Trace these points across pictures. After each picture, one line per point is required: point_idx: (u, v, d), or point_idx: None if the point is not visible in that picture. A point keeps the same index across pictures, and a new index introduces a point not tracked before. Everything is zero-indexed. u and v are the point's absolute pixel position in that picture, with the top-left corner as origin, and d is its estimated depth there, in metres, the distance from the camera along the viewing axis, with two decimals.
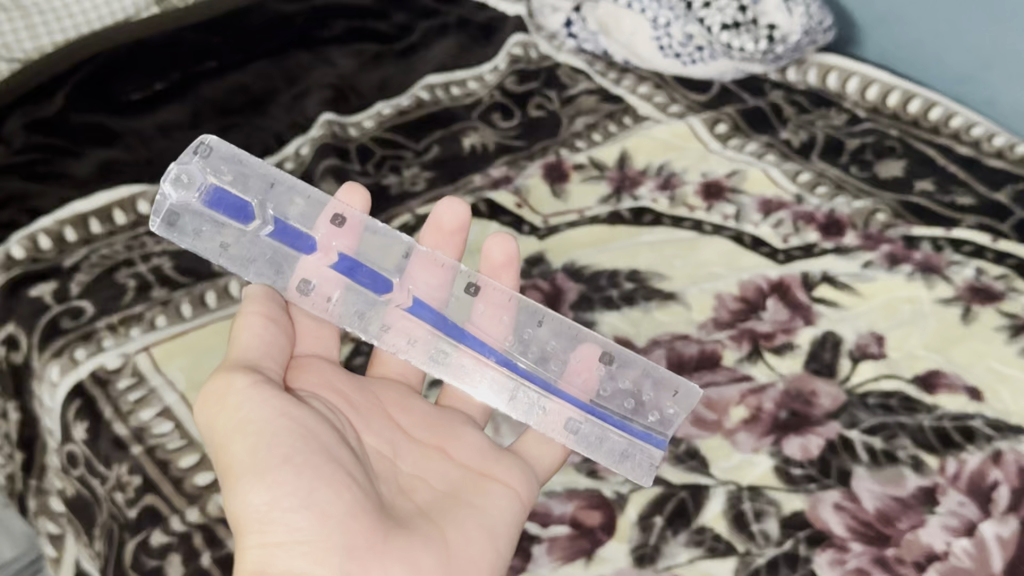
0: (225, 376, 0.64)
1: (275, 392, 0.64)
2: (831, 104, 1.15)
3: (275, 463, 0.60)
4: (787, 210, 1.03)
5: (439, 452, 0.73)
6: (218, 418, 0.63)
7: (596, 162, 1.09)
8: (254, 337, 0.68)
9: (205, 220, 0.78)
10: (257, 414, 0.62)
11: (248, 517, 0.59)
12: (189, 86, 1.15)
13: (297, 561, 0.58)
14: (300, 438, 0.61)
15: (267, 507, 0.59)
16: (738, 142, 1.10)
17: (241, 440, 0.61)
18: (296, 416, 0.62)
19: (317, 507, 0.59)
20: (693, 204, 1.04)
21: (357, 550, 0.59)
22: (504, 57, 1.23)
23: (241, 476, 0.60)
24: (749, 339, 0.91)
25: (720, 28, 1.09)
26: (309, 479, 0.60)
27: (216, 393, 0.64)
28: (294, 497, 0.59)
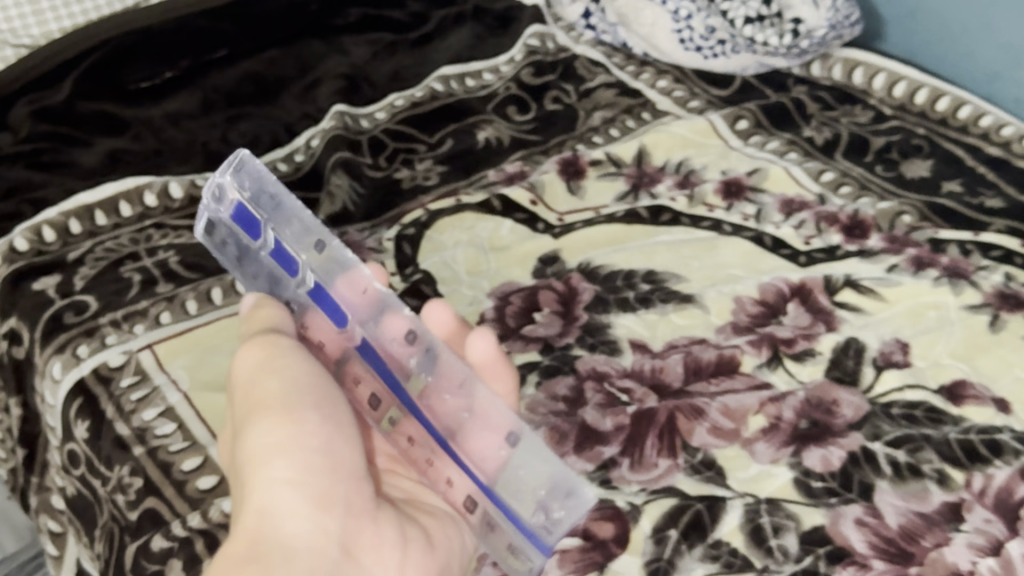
0: (268, 325, 0.58)
1: (309, 355, 0.58)
2: (856, 101, 1.11)
3: (304, 402, 0.55)
4: (810, 211, 1.00)
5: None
6: (240, 354, 0.56)
7: (614, 157, 1.07)
8: (279, 310, 0.60)
9: None
10: (298, 364, 0.56)
11: (255, 450, 0.53)
12: (200, 76, 1.13)
13: (295, 502, 0.53)
14: (330, 402, 0.56)
15: (283, 446, 0.53)
16: (760, 139, 1.08)
17: (274, 379, 0.55)
18: (332, 383, 0.58)
19: (335, 457, 0.55)
20: (712, 203, 1.02)
21: (353, 510, 0.55)
22: (521, 49, 1.20)
23: (259, 411, 0.54)
24: (769, 344, 0.88)
25: (743, 21, 1.05)
26: (333, 433, 0.55)
27: (260, 336, 0.57)
28: (314, 442, 0.54)
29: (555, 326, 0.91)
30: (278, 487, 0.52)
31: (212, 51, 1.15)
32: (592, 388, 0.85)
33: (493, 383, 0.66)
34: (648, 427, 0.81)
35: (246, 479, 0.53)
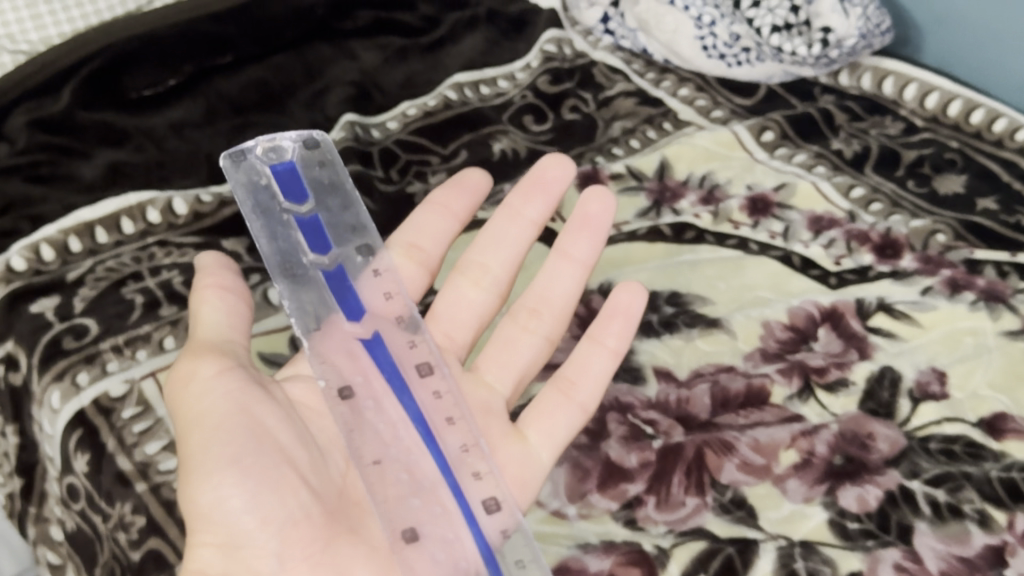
0: (191, 358, 0.67)
1: (247, 387, 0.67)
2: (886, 112, 1.07)
3: (226, 460, 0.63)
4: (839, 228, 0.96)
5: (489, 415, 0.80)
6: (181, 403, 0.66)
7: (634, 171, 1.03)
8: (213, 321, 0.70)
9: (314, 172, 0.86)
10: (216, 404, 0.65)
11: (194, 514, 0.62)
12: (204, 83, 1.09)
13: (234, 562, 0.61)
14: (263, 436, 0.65)
15: (215, 503, 0.61)
16: (787, 152, 1.04)
17: (201, 433, 0.64)
18: (254, 415, 0.66)
19: (262, 512, 0.62)
20: (738, 220, 0.98)
21: (291, 555, 0.62)
22: (537, 54, 1.16)
23: (194, 472, 0.63)
24: (800, 373, 0.84)
25: (770, 30, 1.01)
26: (255, 481, 0.62)
27: (180, 375, 0.67)
28: (240, 497, 0.62)
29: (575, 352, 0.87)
30: (213, 549, 0.62)
31: (215, 57, 1.11)
32: (615, 420, 0.82)
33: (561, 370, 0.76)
34: (675, 463, 0.78)
35: (192, 544, 0.62)
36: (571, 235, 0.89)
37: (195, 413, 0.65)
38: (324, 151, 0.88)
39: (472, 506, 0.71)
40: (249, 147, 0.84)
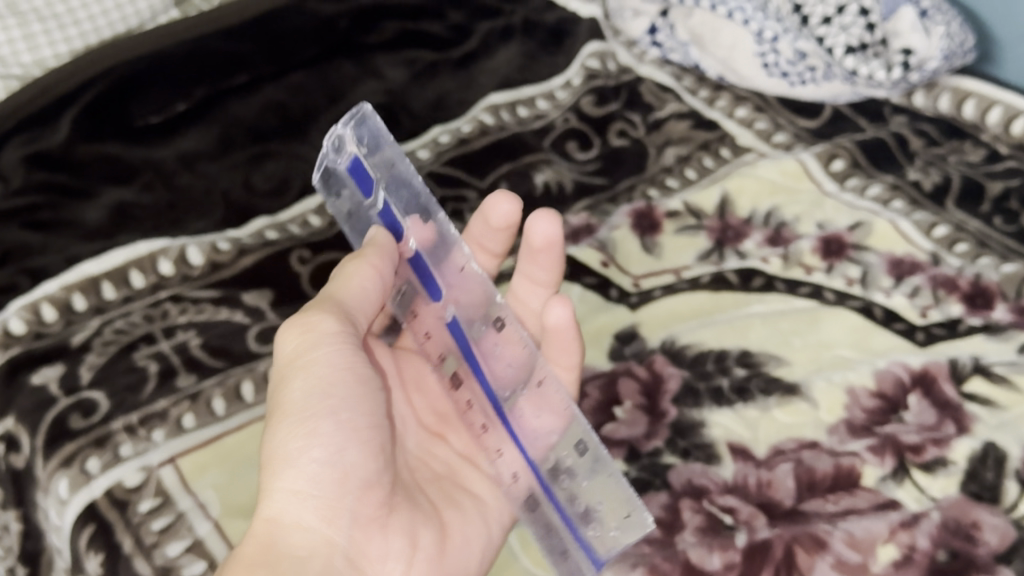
0: (313, 305, 0.60)
1: (354, 350, 0.60)
2: (965, 136, 0.98)
3: (322, 412, 0.57)
4: (922, 273, 0.88)
5: (441, 440, 0.72)
6: (292, 351, 0.59)
7: (693, 208, 0.93)
8: (361, 285, 0.62)
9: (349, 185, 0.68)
10: (327, 359, 0.58)
11: (276, 455, 0.56)
12: (217, 105, 0.99)
13: (309, 515, 0.56)
14: (361, 397, 0.59)
15: (299, 455, 0.56)
16: (859, 183, 0.95)
17: (304, 382, 0.57)
18: (360, 375, 0.59)
19: (344, 468, 0.57)
20: (810, 264, 0.89)
21: (362, 520, 0.58)
22: (578, 70, 1.06)
23: (286, 416, 0.57)
24: (893, 451, 0.75)
25: (843, 52, 0.92)
26: (344, 442, 0.57)
27: (302, 319, 0.59)
28: (325, 455, 0.56)
29: (640, 425, 0.78)
30: (293, 498, 0.56)
31: (230, 77, 1.00)
32: (690, 507, 0.73)
33: (561, 354, 0.68)
34: (762, 563, 0.68)
35: (268, 486, 0.56)
36: (527, 260, 0.71)
37: (301, 357, 0.58)
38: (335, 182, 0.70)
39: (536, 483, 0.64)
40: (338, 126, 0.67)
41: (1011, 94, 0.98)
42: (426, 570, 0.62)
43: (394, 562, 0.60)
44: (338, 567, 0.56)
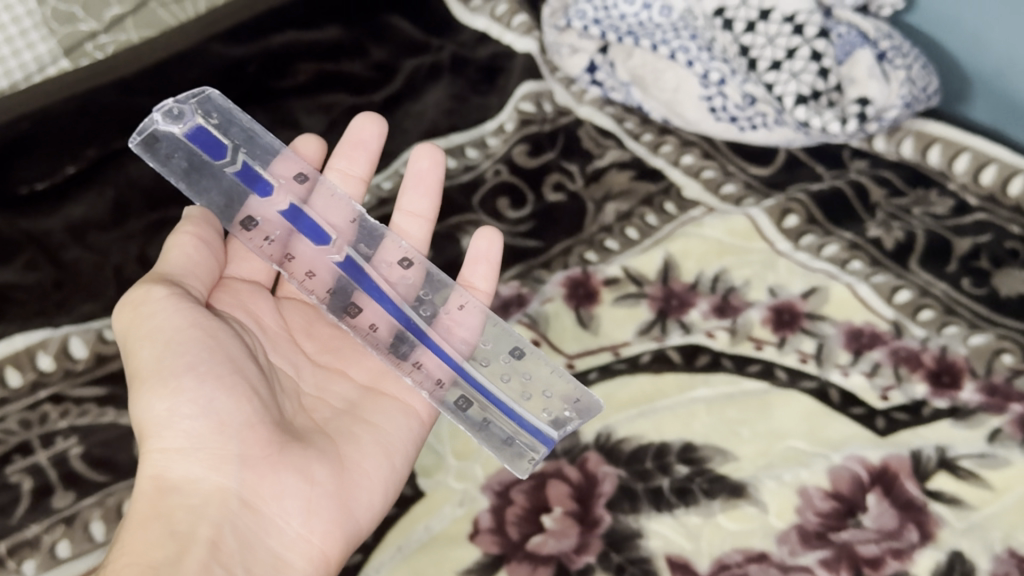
0: (143, 283, 0.59)
1: (195, 306, 0.59)
2: (931, 184, 0.90)
3: (179, 368, 0.56)
4: (883, 346, 0.80)
5: (341, 376, 0.67)
6: (129, 327, 0.58)
7: (633, 273, 0.85)
8: (181, 257, 0.62)
9: (178, 149, 0.74)
10: (164, 320, 0.57)
11: (148, 424, 0.56)
12: (111, 165, 0.90)
13: (193, 468, 0.56)
14: (208, 352, 0.57)
15: (168, 415, 0.55)
16: (815, 241, 0.87)
17: (149, 350, 0.57)
18: (206, 325, 0.58)
19: (215, 416, 0.56)
20: (760, 337, 0.81)
21: (251, 460, 0.56)
22: (511, 114, 0.97)
23: (144, 381, 0.56)
24: (849, 564, 0.68)
25: (794, 100, 0.83)
26: (209, 391, 0.56)
27: (131, 299, 0.59)
28: (190, 410, 0.55)
29: (570, 536, 0.70)
30: (174, 456, 0.56)
31: (126, 134, 0.91)
32: None
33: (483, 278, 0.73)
34: None
35: (149, 451, 0.56)
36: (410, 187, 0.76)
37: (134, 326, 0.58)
38: (157, 145, 0.74)
39: (474, 380, 0.68)
40: (206, 92, 0.78)
41: (978, 139, 0.90)
42: (335, 492, 0.58)
43: (294, 499, 0.56)
44: (232, 510, 0.55)
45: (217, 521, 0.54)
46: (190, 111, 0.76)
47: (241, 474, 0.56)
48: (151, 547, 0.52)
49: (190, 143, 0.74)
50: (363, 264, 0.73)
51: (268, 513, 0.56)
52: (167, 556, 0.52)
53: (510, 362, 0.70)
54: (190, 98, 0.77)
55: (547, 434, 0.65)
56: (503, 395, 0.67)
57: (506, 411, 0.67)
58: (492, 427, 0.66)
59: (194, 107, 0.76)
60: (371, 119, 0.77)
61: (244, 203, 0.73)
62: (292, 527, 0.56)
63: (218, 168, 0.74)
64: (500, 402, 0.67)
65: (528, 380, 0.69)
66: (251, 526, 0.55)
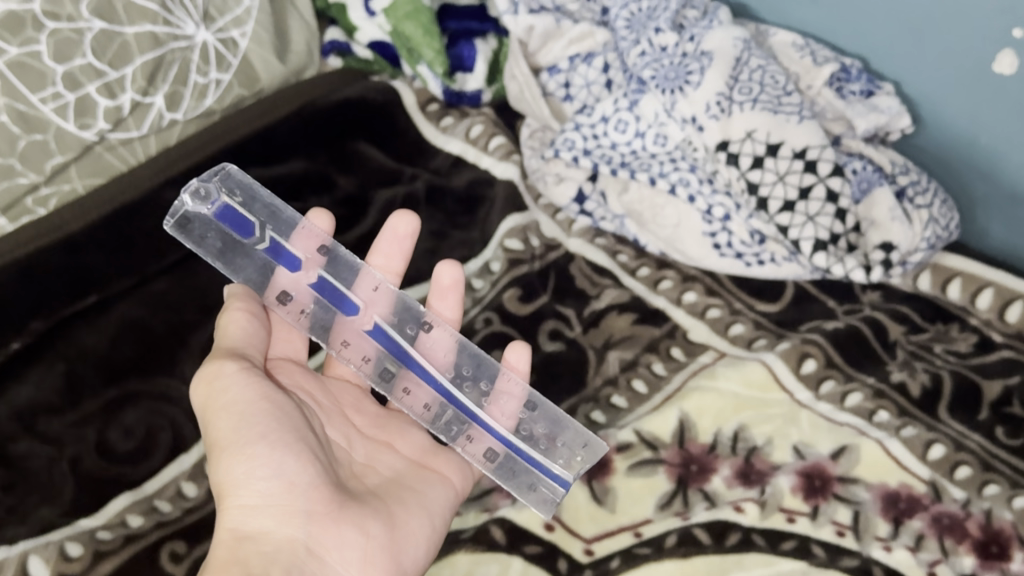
0: (214, 359, 0.57)
1: (265, 382, 0.56)
2: (951, 318, 0.86)
3: (255, 431, 0.53)
4: (923, 512, 0.73)
5: (389, 448, 0.65)
6: (201, 399, 0.56)
7: (647, 437, 0.78)
8: (240, 330, 0.59)
9: (209, 228, 0.69)
10: (238, 388, 0.55)
11: (222, 487, 0.53)
12: (62, 336, 0.80)
13: (265, 523, 0.52)
14: (275, 417, 0.54)
15: (242, 477, 0.52)
16: (837, 389, 0.81)
17: (223, 419, 0.54)
18: (277, 397, 0.56)
19: (286, 475, 0.53)
20: (793, 507, 0.74)
21: (318, 515, 0.53)
22: (497, 252, 0.90)
23: (218, 447, 0.53)
24: None
25: (813, 247, 0.78)
26: (281, 455, 0.53)
27: (203, 374, 0.56)
28: (262, 470, 0.52)
29: None
30: (247, 514, 0.52)
31: (76, 300, 0.82)
32: None
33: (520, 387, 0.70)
34: None
35: (222, 513, 0.53)
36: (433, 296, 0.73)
37: (205, 397, 0.55)
38: (189, 223, 0.69)
39: (499, 435, 0.67)
40: (228, 170, 0.72)
41: (1001, 273, 0.87)
42: (388, 547, 0.55)
43: (354, 550, 0.53)
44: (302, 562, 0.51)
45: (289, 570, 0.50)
46: (214, 190, 0.70)
47: (309, 530, 0.52)
48: None
49: (220, 223, 0.69)
50: (387, 328, 0.69)
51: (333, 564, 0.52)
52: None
53: (529, 415, 0.69)
54: (212, 176, 0.71)
55: (566, 478, 0.66)
56: (525, 446, 0.67)
57: (528, 460, 0.67)
58: (517, 477, 0.66)
59: (213, 184, 0.71)
60: (407, 217, 0.71)
61: (274, 274, 0.68)
62: None
63: (250, 247, 0.69)
64: (523, 453, 0.67)
65: (545, 428, 0.68)
66: None
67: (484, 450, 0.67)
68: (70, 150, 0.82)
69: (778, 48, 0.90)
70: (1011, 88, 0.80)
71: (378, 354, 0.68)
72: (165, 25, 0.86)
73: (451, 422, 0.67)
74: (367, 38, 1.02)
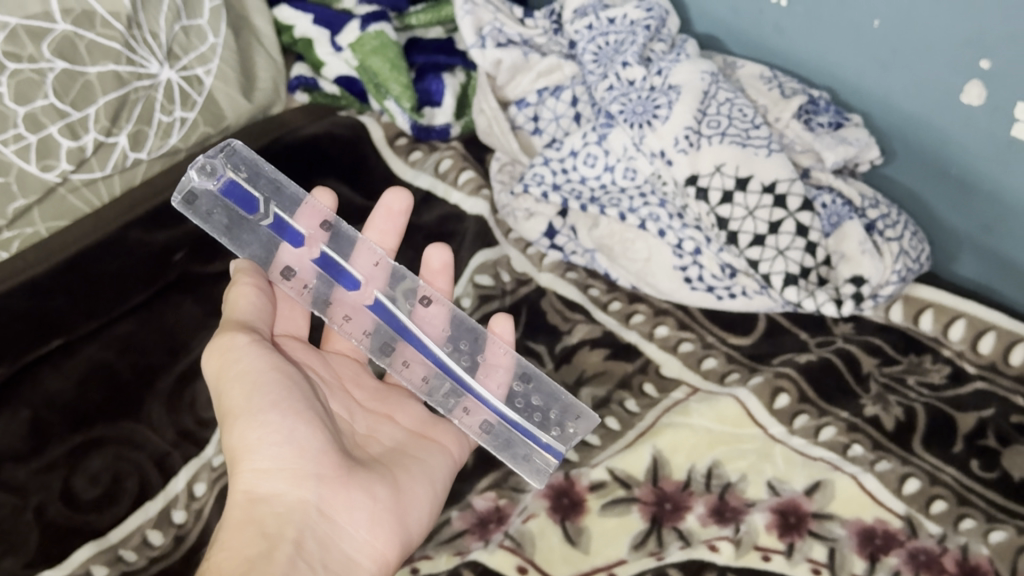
0: (225, 331, 0.59)
1: (274, 354, 0.58)
2: (923, 350, 0.86)
3: (267, 400, 0.55)
4: (899, 548, 0.72)
5: (388, 420, 0.66)
6: (215, 370, 0.57)
7: (621, 475, 0.78)
8: (249, 303, 0.61)
9: (217, 204, 0.68)
10: (250, 360, 0.57)
11: (236, 451, 0.55)
12: (27, 382, 0.76)
13: (277, 485, 0.54)
14: (286, 386, 0.56)
15: (256, 444, 0.54)
16: (811, 423, 0.80)
17: (236, 389, 0.56)
18: (287, 368, 0.58)
19: (297, 441, 0.55)
20: (769, 545, 0.73)
21: (327, 478, 0.55)
22: (467, 288, 0.88)
23: (232, 413, 0.55)
24: None
25: (784, 281, 0.78)
26: (292, 422, 0.55)
27: (215, 346, 0.58)
28: (274, 437, 0.54)
29: None
30: (260, 477, 0.54)
31: (40, 344, 0.78)
32: None
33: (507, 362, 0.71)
34: None
35: (236, 476, 0.55)
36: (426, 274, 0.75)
37: (219, 368, 0.57)
38: (196, 200, 0.68)
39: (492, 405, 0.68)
40: (232, 142, 0.71)
41: (974, 304, 0.87)
42: (393, 509, 0.57)
43: (362, 511, 0.55)
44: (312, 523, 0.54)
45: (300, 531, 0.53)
46: (221, 165, 0.69)
47: (320, 494, 0.54)
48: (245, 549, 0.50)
49: (226, 199, 0.68)
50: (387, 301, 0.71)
51: (342, 527, 0.54)
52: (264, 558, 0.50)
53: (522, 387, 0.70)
54: (218, 151, 0.70)
55: (556, 447, 0.67)
56: (519, 417, 0.68)
57: (521, 431, 0.68)
58: (511, 447, 0.68)
59: (219, 159, 0.70)
60: (402, 194, 0.72)
61: (278, 249, 0.69)
62: (361, 535, 0.55)
63: (255, 223, 0.69)
64: (518, 425, 0.68)
65: (538, 400, 0.70)
66: (330, 535, 0.54)
67: (479, 420, 0.68)
68: (32, 193, 0.80)
69: (745, 80, 0.90)
70: (975, 121, 0.80)
71: (379, 327, 0.70)
72: (129, 64, 0.85)
73: (449, 393, 0.69)
74: (334, 73, 1.02)
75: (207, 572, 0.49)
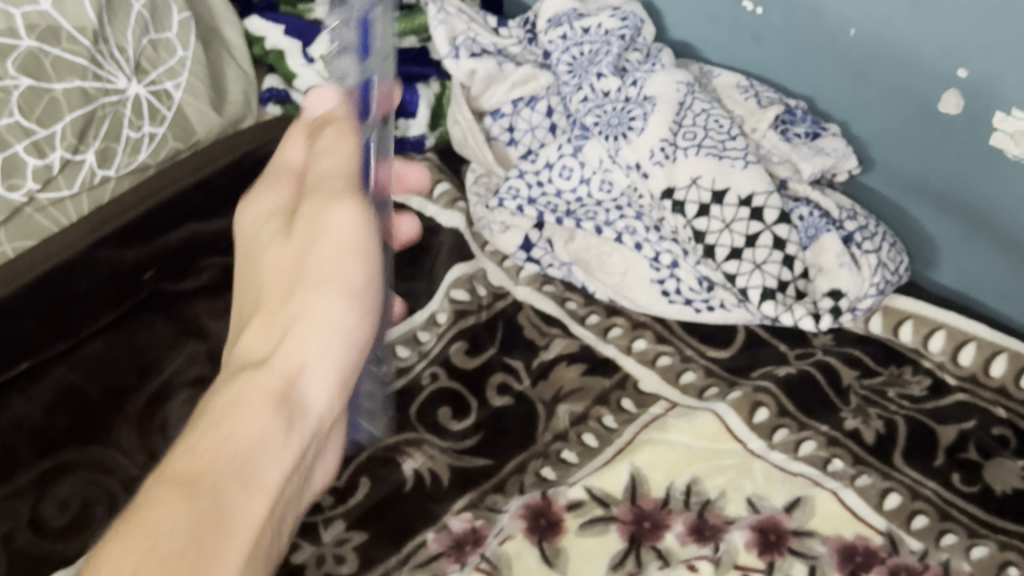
0: (301, 136, 0.51)
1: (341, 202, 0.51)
2: (903, 361, 0.85)
3: (375, 254, 0.47)
4: (880, 566, 0.72)
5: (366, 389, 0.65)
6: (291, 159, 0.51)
7: (598, 493, 0.76)
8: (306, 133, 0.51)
9: (352, 62, 0.51)
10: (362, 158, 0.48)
11: (308, 274, 0.46)
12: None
13: (333, 309, 0.46)
14: (328, 183, 0.46)
15: (332, 323, 0.46)
16: (790, 437, 0.79)
17: (327, 165, 0.47)
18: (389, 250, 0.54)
19: (366, 337, 0.47)
20: (747, 564, 0.72)
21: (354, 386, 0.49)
22: (443, 303, 0.88)
23: (315, 184, 0.47)
24: None
25: (761, 295, 0.78)
26: (368, 304, 0.47)
27: (299, 133, 0.51)
28: (342, 294, 0.46)
29: None
30: (327, 295, 0.46)
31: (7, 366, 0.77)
32: None
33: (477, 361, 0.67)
34: None
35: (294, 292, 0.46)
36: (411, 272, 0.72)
37: (336, 110, 0.49)
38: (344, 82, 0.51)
39: None
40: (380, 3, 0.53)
41: (954, 314, 0.86)
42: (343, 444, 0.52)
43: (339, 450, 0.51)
44: (319, 432, 0.46)
45: (314, 437, 0.45)
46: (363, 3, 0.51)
47: (293, 289, 0.47)
48: (256, 422, 0.42)
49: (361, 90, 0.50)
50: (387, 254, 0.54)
51: (309, 378, 0.46)
52: (271, 451, 0.41)
53: None
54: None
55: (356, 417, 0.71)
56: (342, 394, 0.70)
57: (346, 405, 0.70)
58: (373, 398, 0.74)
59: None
60: (428, 168, 0.60)
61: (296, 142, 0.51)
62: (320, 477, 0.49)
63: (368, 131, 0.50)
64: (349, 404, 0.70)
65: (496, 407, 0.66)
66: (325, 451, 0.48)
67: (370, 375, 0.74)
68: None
69: (722, 90, 0.90)
70: (949, 129, 0.79)
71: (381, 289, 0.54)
72: (95, 80, 0.84)
73: None
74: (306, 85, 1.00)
75: (209, 443, 0.40)
